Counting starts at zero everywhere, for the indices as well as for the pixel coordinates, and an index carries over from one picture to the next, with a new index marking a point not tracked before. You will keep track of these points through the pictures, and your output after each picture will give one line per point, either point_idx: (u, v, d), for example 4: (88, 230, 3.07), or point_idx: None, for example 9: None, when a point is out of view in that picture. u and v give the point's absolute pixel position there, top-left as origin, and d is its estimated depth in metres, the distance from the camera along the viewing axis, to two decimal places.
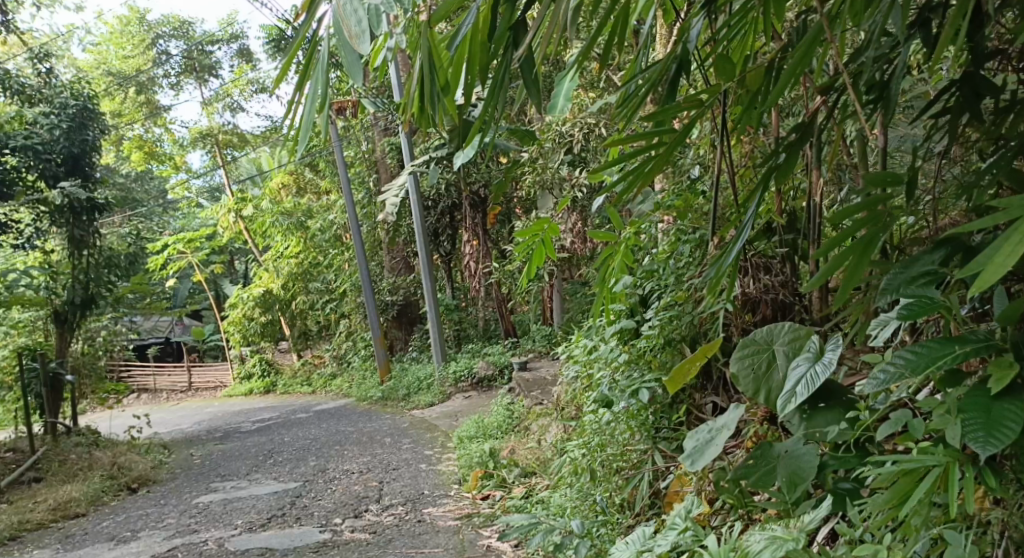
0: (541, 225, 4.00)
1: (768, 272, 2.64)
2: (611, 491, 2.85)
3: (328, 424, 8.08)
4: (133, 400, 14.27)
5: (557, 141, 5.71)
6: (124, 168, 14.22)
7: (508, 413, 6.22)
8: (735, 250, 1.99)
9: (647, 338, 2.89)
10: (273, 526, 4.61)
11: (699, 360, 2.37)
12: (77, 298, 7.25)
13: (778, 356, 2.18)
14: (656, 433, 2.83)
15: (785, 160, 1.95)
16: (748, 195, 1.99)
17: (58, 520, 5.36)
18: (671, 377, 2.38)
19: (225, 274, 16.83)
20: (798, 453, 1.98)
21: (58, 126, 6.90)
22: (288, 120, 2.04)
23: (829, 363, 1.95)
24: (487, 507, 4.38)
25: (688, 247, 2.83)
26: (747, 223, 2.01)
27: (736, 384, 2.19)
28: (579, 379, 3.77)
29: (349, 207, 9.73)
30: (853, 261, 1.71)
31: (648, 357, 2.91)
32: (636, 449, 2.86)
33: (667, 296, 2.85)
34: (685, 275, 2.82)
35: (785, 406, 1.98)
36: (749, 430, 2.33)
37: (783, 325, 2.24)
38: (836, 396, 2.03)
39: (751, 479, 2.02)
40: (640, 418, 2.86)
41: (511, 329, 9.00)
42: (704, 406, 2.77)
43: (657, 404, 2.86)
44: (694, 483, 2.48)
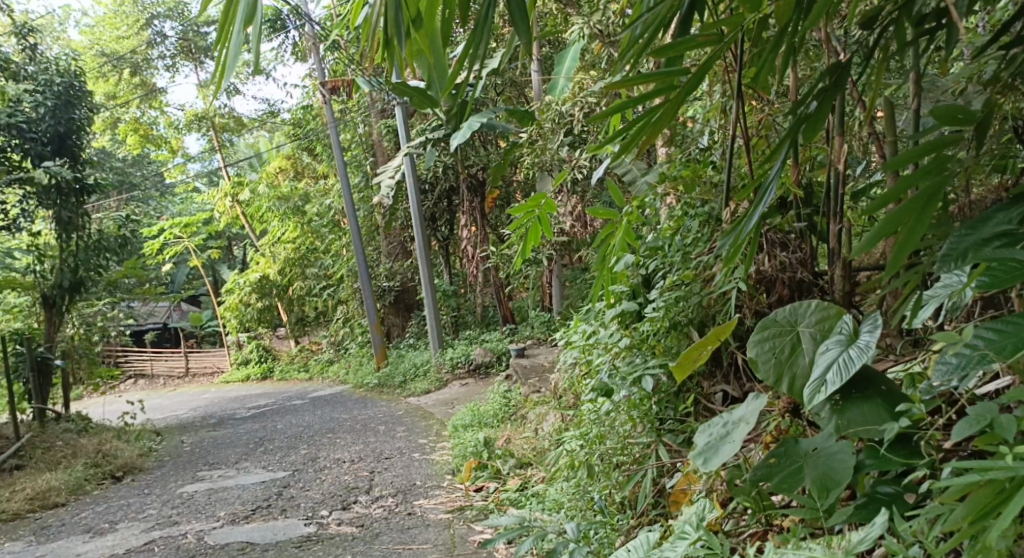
0: (538, 201, 3.77)
1: (785, 249, 2.41)
2: (611, 488, 2.65)
3: (322, 411, 7.87)
4: (129, 386, 14.07)
5: (557, 121, 5.45)
6: (121, 151, 13.93)
7: (504, 401, 6.02)
8: (754, 218, 1.74)
9: (650, 322, 2.68)
10: (256, 519, 4.40)
11: (710, 345, 2.13)
12: (65, 282, 7.05)
13: (803, 339, 1.97)
14: (660, 426, 2.61)
15: (815, 110, 1.72)
16: (774, 152, 1.74)
17: (35, 511, 5.16)
18: (678, 366, 2.16)
19: (223, 260, 16.60)
20: (830, 452, 1.77)
21: (43, 104, 6.58)
22: (217, 43, 1.96)
23: (866, 349, 1.76)
24: (481, 499, 4.18)
25: (696, 222, 2.61)
26: (770, 185, 1.75)
27: (755, 370, 1.97)
28: (577, 366, 3.58)
29: (345, 190, 9.48)
30: (910, 222, 1.56)
31: (651, 342, 2.70)
32: (637, 442, 2.65)
33: (674, 276, 2.62)
34: (692, 253, 2.60)
35: (813, 398, 1.77)
36: (770, 424, 2.10)
37: (808, 304, 2.03)
38: (872, 385, 1.82)
39: (774, 481, 1.81)
40: (642, 407, 2.66)
41: (509, 315, 8.78)
42: (713, 396, 2.55)
43: (663, 393, 2.64)
44: (704, 483, 2.24)
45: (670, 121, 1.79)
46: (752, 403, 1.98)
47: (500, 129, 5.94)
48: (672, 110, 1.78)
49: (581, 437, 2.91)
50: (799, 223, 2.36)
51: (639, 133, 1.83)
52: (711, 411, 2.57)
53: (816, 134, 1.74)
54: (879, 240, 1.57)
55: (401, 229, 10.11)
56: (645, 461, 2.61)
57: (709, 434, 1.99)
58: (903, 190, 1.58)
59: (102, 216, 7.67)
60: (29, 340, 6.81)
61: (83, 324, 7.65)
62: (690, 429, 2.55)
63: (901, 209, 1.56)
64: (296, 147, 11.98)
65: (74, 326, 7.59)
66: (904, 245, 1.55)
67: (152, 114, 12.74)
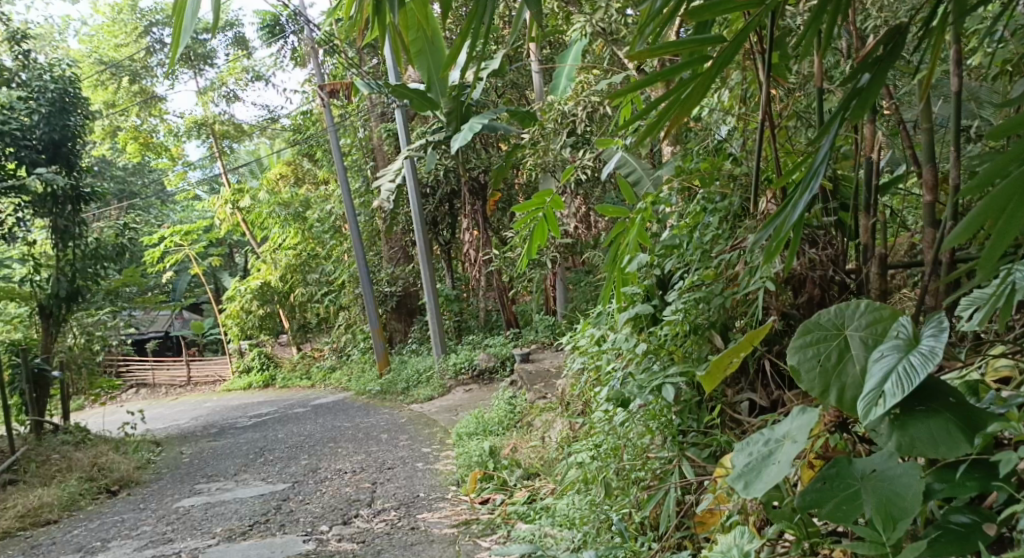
0: (543, 198, 3.58)
1: (814, 245, 2.25)
2: (629, 507, 2.49)
3: (325, 419, 7.70)
4: (131, 395, 13.91)
5: (560, 121, 5.27)
6: (120, 160, 13.76)
7: (510, 408, 5.83)
8: (800, 206, 1.61)
9: (668, 326, 2.52)
10: (253, 535, 4.24)
11: (743, 350, 2.00)
12: (62, 291, 6.86)
13: (852, 344, 1.81)
14: (683, 439, 2.44)
15: (867, 84, 1.59)
16: (823, 130, 1.61)
17: (27, 528, 5.00)
18: (706, 375, 2.05)
19: (225, 267, 16.44)
20: (892, 476, 1.64)
21: (37, 111, 6.39)
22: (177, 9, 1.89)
23: (930, 358, 1.59)
24: (487, 512, 4.01)
25: (715, 218, 2.45)
26: (817, 169, 1.62)
27: (798, 380, 1.81)
28: (586, 373, 3.41)
29: (345, 195, 9.31)
30: (1010, 208, 1.38)
31: (669, 348, 2.54)
32: (656, 457, 2.48)
33: (692, 275, 2.46)
34: (712, 250, 2.43)
35: (870, 411, 1.60)
36: (818, 441, 1.94)
37: (856, 305, 1.87)
38: (938, 398, 1.65)
39: (826, 508, 1.67)
40: (663, 418, 2.50)
41: (513, 320, 8.58)
42: (739, 405, 2.39)
43: (684, 403, 2.48)
44: (737, 503, 2.07)
45: (701, 96, 1.66)
46: (799, 418, 1.81)
47: (501, 131, 5.77)
48: (703, 85, 1.66)
49: (594, 451, 2.76)
50: (829, 217, 2.19)
51: (668, 109, 1.70)
52: (737, 421, 2.40)
53: (869, 111, 1.60)
54: (971, 230, 1.40)
55: (403, 234, 9.91)
56: (667, 477, 2.43)
57: (754, 453, 1.81)
58: (1000, 171, 1.41)
59: (100, 224, 7.49)
60: (25, 352, 6.65)
61: (84, 334, 7.44)
62: (717, 440, 2.38)
63: (995, 197, 1.38)
64: (297, 153, 11.77)
65: (74, 335, 7.40)
66: (1001, 239, 1.39)
67: (152, 122, 12.52)
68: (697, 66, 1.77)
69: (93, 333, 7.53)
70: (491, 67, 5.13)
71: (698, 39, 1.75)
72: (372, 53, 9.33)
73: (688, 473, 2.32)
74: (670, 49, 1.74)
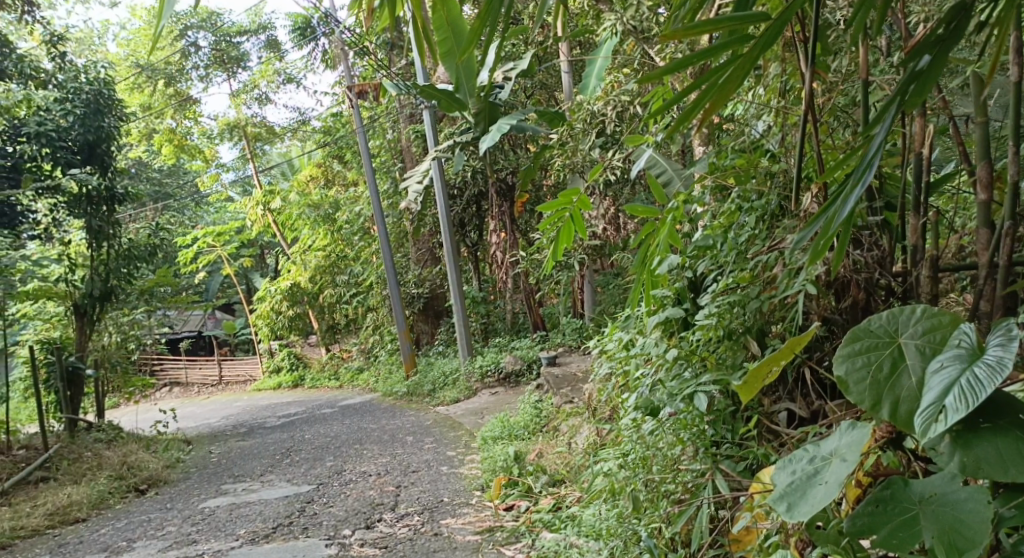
0: (570, 197, 3.47)
1: (859, 247, 2.13)
2: (659, 521, 2.39)
3: (351, 421, 7.64)
4: (162, 395, 13.99)
5: (589, 121, 5.16)
6: (156, 162, 13.84)
7: (536, 412, 5.73)
8: (852, 200, 1.50)
9: (701, 331, 2.43)
10: (277, 538, 4.17)
11: (782, 359, 1.88)
12: (96, 291, 6.86)
13: (907, 352, 1.70)
14: (717, 451, 2.34)
15: (927, 65, 1.52)
16: (880, 115, 1.52)
17: (55, 526, 4.98)
18: (743, 385, 1.93)
19: (256, 268, 16.48)
20: (955, 501, 1.53)
21: (71, 112, 6.37)
22: None
23: (997, 373, 1.47)
24: (511, 519, 3.91)
25: (750, 218, 2.35)
26: (871, 160, 1.52)
27: (847, 392, 1.70)
28: (614, 378, 3.31)
29: (374, 196, 9.25)
30: None
31: (702, 355, 2.45)
32: (688, 468, 2.38)
33: (727, 278, 2.36)
34: (747, 252, 2.33)
35: (929, 429, 1.48)
36: (870, 457, 1.82)
37: (911, 310, 1.75)
38: (1005, 416, 1.53)
39: (882, 534, 1.57)
40: (695, 427, 2.41)
41: (540, 322, 8.46)
42: (777, 415, 2.28)
43: (717, 412, 2.39)
44: (775, 521, 1.96)
45: (739, 82, 1.54)
46: (848, 433, 1.70)
47: (530, 131, 5.66)
48: (744, 68, 1.54)
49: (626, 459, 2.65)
50: (874, 217, 2.07)
51: (706, 94, 1.58)
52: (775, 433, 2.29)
53: (926, 96, 1.54)
54: None
55: (430, 235, 9.84)
56: (699, 492, 2.33)
57: (796, 473, 1.71)
58: None
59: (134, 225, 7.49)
60: (60, 351, 6.66)
61: (119, 333, 7.45)
62: (753, 453, 2.26)
63: None
64: (326, 155, 11.76)
65: (110, 333, 7.36)
66: None
67: (187, 124, 12.54)
68: (736, 45, 1.65)
69: (130, 332, 7.50)
70: (519, 67, 5.05)
71: (738, 16, 1.62)
72: (403, 53, 9.26)
73: (721, 487, 2.21)
74: (705, 28, 1.62)
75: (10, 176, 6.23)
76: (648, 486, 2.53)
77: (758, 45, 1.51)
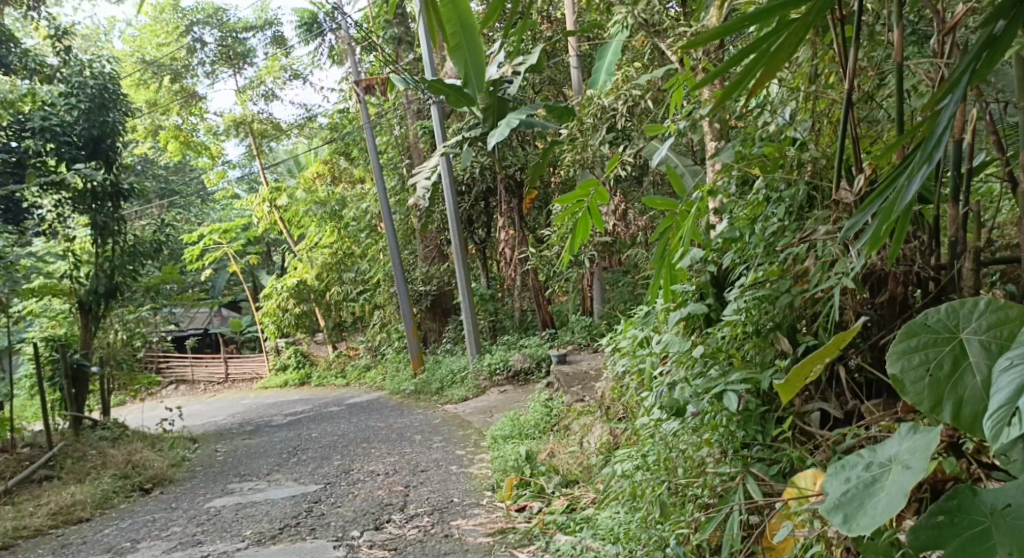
0: (587, 189, 3.38)
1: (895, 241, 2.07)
2: (686, 528, 2.31)
3: (359, 419, 7.56)
4: (170, 392, 13.94)
5: (599, 115, 5.05)
6: (162, 159, 13.76)
7: (546, 411, 5.64)
8: (919, 182, 1.54)
9: (729, 327, 2.37)
10: (283, 539, 4.09)
11: (825, 358, 1.84)
12: (101, 287, 6.72)
13: (969, 349, 1.73)
14: (747, 453, 2.27)
15: (1001, 32, 1.50)
16: (950, 87, 1.53)
17: (58, 526, 4.90)
18: (785, 384, 1.87)
19: (262, 266, 16.40)
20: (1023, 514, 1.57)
21: (76, 107, 6.28)
22: None
23: None
24: (523, 521, 3.82)
25: (778, 209, 2.29)
26: (939, 138, 1.55)
27: (906, 391, 1.73)
28: (629, 377, 3.22)
29: (381, 192, 9.15)
30: None
31: (731, 352, 2.41)
32: (716, 471, 2.30)
33: (756, 272, 2.29)
34: (777, 244, 2.27)
35: (999, 434, 1.47)
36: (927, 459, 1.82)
37: (971, 305, 1.78)
38: None
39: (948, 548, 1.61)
40: (722, 428, 2.34)
41: (549, 320, 8.31)
42: (810, 416, 2.22)
43: (748, 412, 2.31)
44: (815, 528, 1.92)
45: (793, 51, 1.64)
46: (909, 439, 1.70)
47: (539, 126, 5.56)
48: (799, 33, 1.62)
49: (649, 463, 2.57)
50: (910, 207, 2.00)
51: (759, 63, 1.65)
52: (809, 434, 2.23)
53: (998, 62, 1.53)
54: None
55: (438, 232, 9.76)
56: (729, 496, 2.25)
57: (851, 482, 1.71)
58: None
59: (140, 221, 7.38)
60: (64, 348, 6.58)
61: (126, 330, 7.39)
62: (785, 455, 2.20)
63: None
64: (332, 152, 11.65)
65: (117, 330, 7.42)
66: None
67: (193, 120, 12.46)
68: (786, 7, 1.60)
69: (135, 329, 7.55)
70: (528, 60, 4.95)
71: None
72: (410, 49, 9.18)
73: (754, 492, 2.15)
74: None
75: (13, 171, 6.19)
76: (671, 490, 2.45)
77: (813, 13, 1.60)
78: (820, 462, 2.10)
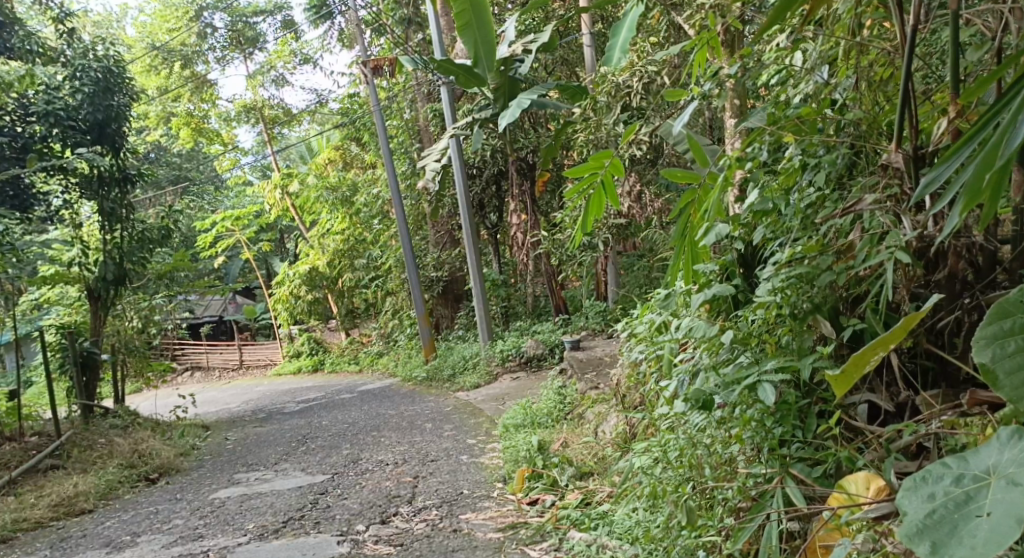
0: (601, 161, 3.13)
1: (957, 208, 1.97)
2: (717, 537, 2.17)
3: (369, 406, 7.38)
4: (185, 379, 13.85)
5: (614, 93, 4.80)
6: (175, 146, 13.57)
7: (560, 399, 5.42)
8: None
9: (762, 310, 2.25)
10: (286, 534, 3.90)
11: (886, 346, 1.71)
12: (110, 275, 6.46)
13: None
14: (786, 453, 2.14)
15: None
16: None
17: (59, 519, 4.74)
18: (840, 373, 1.73)
19: (275, 253, 16.23)
20: None
21: (80, 90, 6.01)
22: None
23: None
24: (535, 515, 3.63)
25: (819, 174, 2.18)
26: None
27: (997, 384, 1.66)
28: (646, 364, 3.02)
29: (391, 176, 8.93)
30: None
31: (764, 339, 2.28)
32: (749, 471, 2.18)
33: (794, 246, 2.18)
34: (818, 217, 2.16)
35: None
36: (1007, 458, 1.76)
37: None
38: None
39: None
40: (755, 423, 2.21)
41: (562, 304, 7.96)
42: (855, 410, 2.11)
43: (787, 407, 2.19)
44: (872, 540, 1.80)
45: None
46: (1010, 448, 1.61)
47: (551, 107, 5.35)
48: None
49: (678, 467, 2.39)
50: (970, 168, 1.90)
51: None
52: (855, 430, 2.13)
53: None
54: None
55: (450, 217, 9.56)
56: (765, 502, 2.12)
57: (936, 499, 1.59)
58: None
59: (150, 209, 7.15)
60: (73, 334, 6.40)
61: (139, 316, 7.22)
62: (830, 456, 2.08)
63: None
64: (344, 137, 11.42)
65: (132, 318, 7.19)
66: None
67: (205, 106, 12.26)
68: None
69: (150, 318, 7.33)
70: (537, 38, 4.70)
71: None
72: (420, 29, 8.92)
73: (795, 499, 2.01)
74: None
75: (17, 157, 5.86)
76: (698, 492, 2.31)
77: None
78: (872, 462, 1.99)
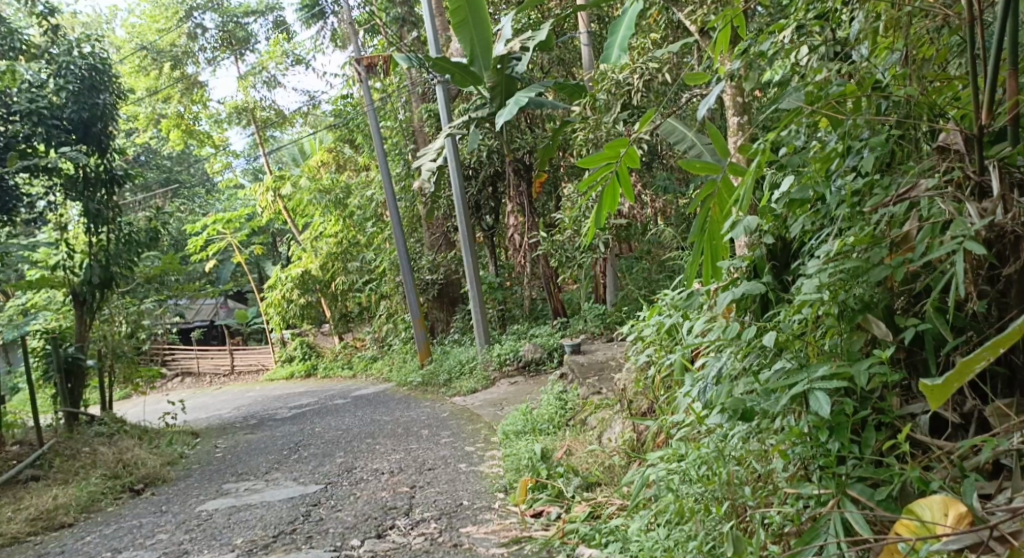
0: (617, 150, 2.91)
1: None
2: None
3: (364, 412, 7.17)
4: (175, 385, 13.61)
5: (614, 90, 4.52)
6: (165, 149, 13.33)
7: (561, 404, 5.22)
8: None
9: (809, 309, 2.15)
10: (276, 550, 3.70)
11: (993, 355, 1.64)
12: (95, 278, 6.25)
13: None
14: (843, 472, 2.03)
15: None
16: None
17: (37, 534, 4.53)
18: (941, 383, 1.63)
19: (267, 256, 15.97)
20: None
21: (64, 87, 5.79)
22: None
23: None
24: (539, 528, 3.44)
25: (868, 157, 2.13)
26: None
27: None
28: (657, 369, 2.85)
29: (384, 178, 8.69)
30: None
31: (808, 340, 2.17)
32: (800, 493, 2.07)
33: (845, 238, 2.11)
34: (869, 205, 2.09)
35: None
36: None
37: None
38: None
39: None
40: (806, 437, 2.12)
41: (560, 308, 7.73)
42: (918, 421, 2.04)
43: (841, 416, 2.07)
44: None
45: None
46: None
47: (549, 106, 5.14)
48: None
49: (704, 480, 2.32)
50: None
51: None
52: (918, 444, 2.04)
53: None
54: None
55: (445, 219, 9.36)
56: (820, 528, 2.01)
57: None
58: None
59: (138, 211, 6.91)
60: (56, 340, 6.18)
61: (128, 321, 7.02)
62: (894, 475, 1.98)
63: None
64: (337, 139, 11.22)
65: (120, 322, 6.97)
66: None
67: (196, 108, 12.02)
68: None
69: (139, 322, 7.11)
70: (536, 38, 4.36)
71: None
72: (414, 28, 8.71)
73: (859, 528, 1.91)
74: None
75: None
76: (732, 511, 2.24)
77: None
78: (942, 480, 1.93)
